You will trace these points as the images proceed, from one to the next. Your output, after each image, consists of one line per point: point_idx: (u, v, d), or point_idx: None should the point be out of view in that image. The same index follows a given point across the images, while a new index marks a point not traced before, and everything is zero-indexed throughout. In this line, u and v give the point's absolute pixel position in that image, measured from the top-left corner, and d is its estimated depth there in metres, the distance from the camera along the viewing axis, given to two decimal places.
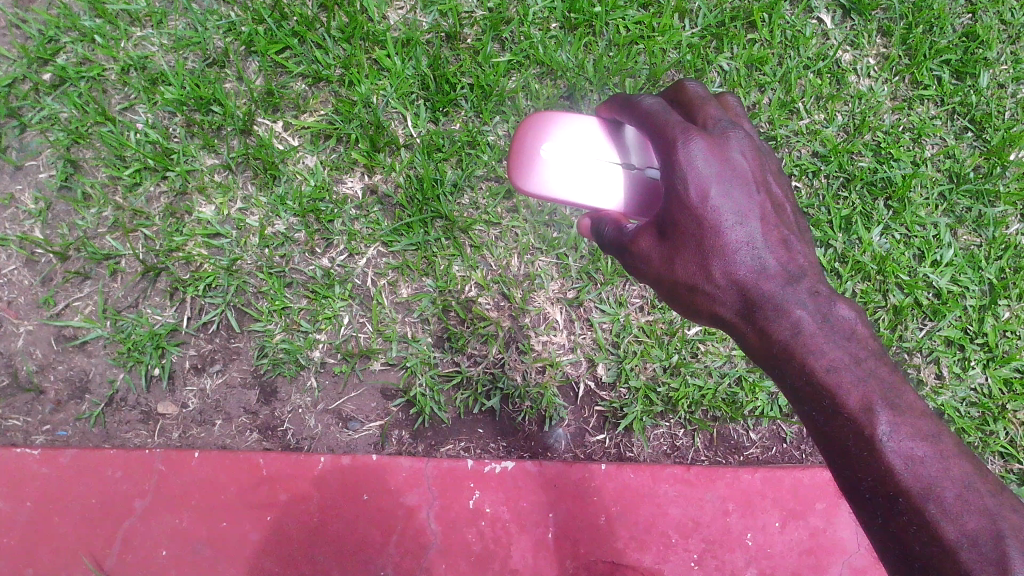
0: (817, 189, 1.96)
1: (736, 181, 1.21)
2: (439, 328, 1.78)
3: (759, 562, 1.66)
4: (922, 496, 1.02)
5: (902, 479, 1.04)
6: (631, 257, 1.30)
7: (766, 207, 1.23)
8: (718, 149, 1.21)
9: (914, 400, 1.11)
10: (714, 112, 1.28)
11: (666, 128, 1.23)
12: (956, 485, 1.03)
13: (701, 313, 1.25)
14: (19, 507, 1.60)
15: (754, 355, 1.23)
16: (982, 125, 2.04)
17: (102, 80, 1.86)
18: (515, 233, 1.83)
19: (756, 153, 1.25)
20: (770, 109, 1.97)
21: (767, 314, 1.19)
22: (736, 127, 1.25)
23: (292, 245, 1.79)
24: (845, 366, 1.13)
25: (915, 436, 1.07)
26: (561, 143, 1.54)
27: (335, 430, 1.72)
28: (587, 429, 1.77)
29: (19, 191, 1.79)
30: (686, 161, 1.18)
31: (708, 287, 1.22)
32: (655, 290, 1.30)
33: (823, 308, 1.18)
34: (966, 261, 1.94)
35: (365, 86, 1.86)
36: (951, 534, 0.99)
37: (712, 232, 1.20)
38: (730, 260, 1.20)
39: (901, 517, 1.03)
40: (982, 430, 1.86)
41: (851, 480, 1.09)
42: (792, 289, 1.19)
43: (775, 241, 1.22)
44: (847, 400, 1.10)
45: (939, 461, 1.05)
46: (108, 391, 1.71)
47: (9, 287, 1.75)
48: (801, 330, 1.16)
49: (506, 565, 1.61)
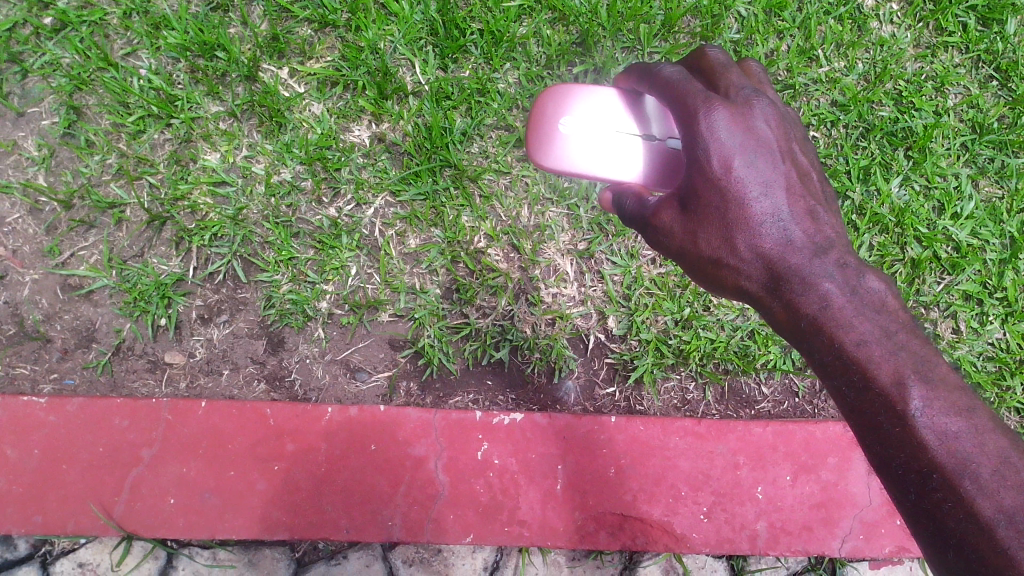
0: (835, 140, 1.91)
1: (759, 150, 1.18)
2: (447, 280, 1.76)
3: (769, 515, 1.65)
4: (956, 471, 1.00)
5: (936, 454, 1.01)
6: (653, 230, 1.28)
7: (793, 176, 1.21)
8: (740, 119, 1.18)
9: (946, 373, 1.08)
10: (737, 79, 1.25)
11: (688, 98, 1.20)
12: (991, 461, 1.00)
13: (725, 287, 1.23)
14: (26, 454, 1.59)
15: (781, 329, 1.21)
16: (1008, 73, 1.97)
17: (104, 25, 1.82)
18: (525, 182, 1.80)
19: (781, 121, 1.22)
20: (789, 56, 1.91)
21: (793, 288, 1.16)
22: (759, 94, 1.23)
23: (299, 194, 1.77)
24: (875, 341, 1.10)
25: (947, 410, 1.03)
26: (581, 117, 1.52)
27: (343, 380, 1.70)
28: (597, 382, 1.75)
29: (21, 138, 1.77)
30: (707, 131, 1.17)
31: (733, 260, 1.19)
32: (678, 265, 1.28)
33: (852, 280, 1.15)
34: (987, 214, 1.89)
35: (372, 31, 1.83)
36: (987, 510, 0.97)
37: (736, 203, 1.17)
38: (756, 233, 1.18)
39: (935, 493, 1.00)
40: (999, 386, 1.82)
41: (882, 454, 1.07)
42: (819, 261, 1.16)
43: (801, 211, 1.20)
44: (878, 374, 1.08)
45: (973, 436, 1.02)
46: (115, 341, 1.70)
47: (14, 236, 1.73)
48: (830, 304, 1.13)
49: (514, 516, 1.62)
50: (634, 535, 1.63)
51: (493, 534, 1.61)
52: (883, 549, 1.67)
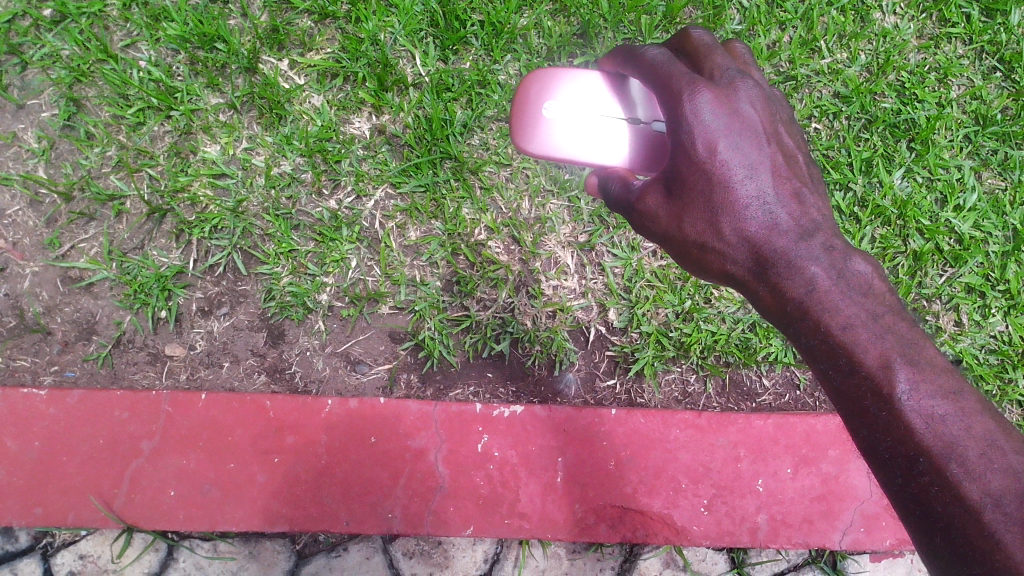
0: (837, 131, 1.90)
1: (744, 133, 1.18)
2: (448, 273, 1.75)
3: (769, 508, 1.65)
4: (943, 455, 0.99)
5: (922, 437, 1.01)
6: (638, 215, 1.27)
7: (777, 158, 1.21)
8: (725, 101, 1.18)
9: (934, 355, 1.07)
10: (721, 61, 1.24)
11: (672, 81, 1.20)
12: (979, 444, 0.99)
13: (712, 273, 1.23)
14: (27, 446, 1.59)
15: (768, 315, 1.21)
16: (1012, 64, 1.96)
17: (103, 16, 1.81)
18: (526, 174, 1.79)
19: (765, 103, 1.22)
20: (791, 47, 1.90)
21: (779, 272, 1.16)
22: (744, 76, 1.22)
23: (299, 186, 1.76)
24: (862, 324, 1.09)
25: (935, 394, 1.03)
26: (565, 101, 1.51)
27: (343, 373, 1.70)
28: (598, 375, 1.75)
29: (21, 129, 1.76)
30: (691, 114, 1.16)
31: (718, 244, 1.19)
32: (663, 249, 1.28)
33: (838, 262, 1.15)
34: (990, 206, 1.88)
35: (372, 23, 1.82)
36: (974, 493, 0.96)
37: (720, 186, 1.17)
38: (740, 216, 1.17)
39: (922, 477, 1.00)
40: (1001, 378, 1.81)
41: (869, 439, 1.06)
42: (805, 245, 1.16)
43: (787, 194, 1.20)
44: (865, 358, 1.07)
45: (960, 419, 1.01)
46: (115, 333, 1.70)
47: (14, 228, 1.73)
48: (816, 287, 1.13)
49: (515, 509, 1.62)
50: (634, 528, 1.63)
51: (493, 526, 1.62)
52: (883, 542, 1.67)
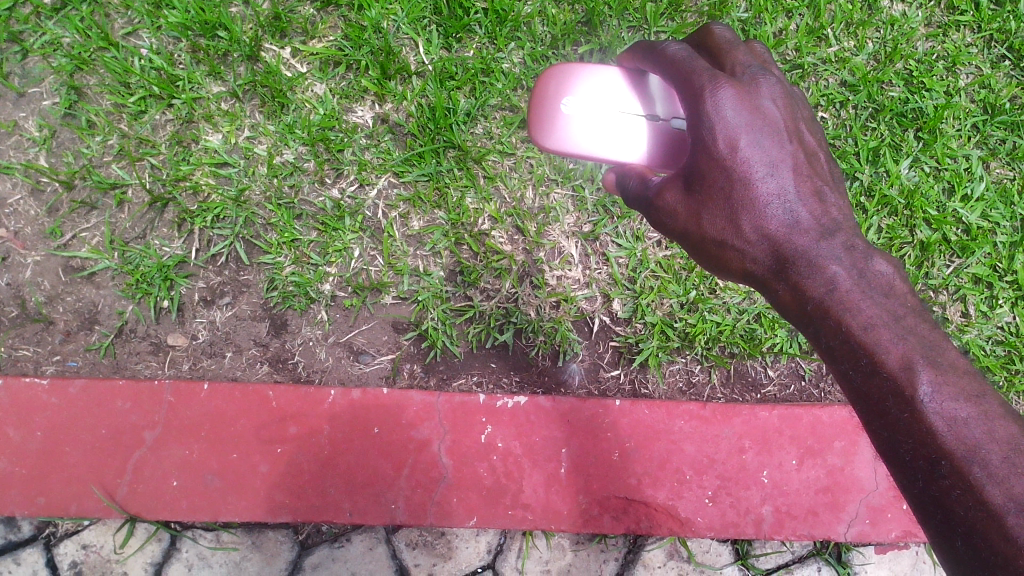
0: (844, 120, 1.88)
1: (766, 130, 1.17)
2: (451, 262, 1.74)
3: (775, 499, 1.65)
4: (965, 458, 0.97)
5: (943, 440, 0.99)
6: (656, 212, 1.26)
7: (799, 156, 1.20)
8: (747, 98, 1.17)
9: (955, 358, 1.06)
10: (743, 56, 1.22)
11: (693, 77, 1.18)
12: (1002, 447, 0.97)
13: (730, 270, 1.22)
14: (29, 436, 1.59)
15: (786, 313, 1.20)
16: (1021, 53, 1.95)
17: (103, 4, 1.79)
18: (529, 164, 1.78)
19: (788, 101, 1.21)
20: (798, 35, 1.89)
21: (800, 270, 1.15)
22: (766, 72, 1.21)
23: (302, 175, 1.75)
24: (884, 324, 1.08)
25: (957, 396, 1.01)
26: (584, 97, 1.49)
27: (346, 362, 1.69)
28: (602, 365, 1.74)
29: (22, 118, 1.75)
30: (713, 111, 1.15)
31: (738, 242, 1.18)
32: (680, 246, 1.26)
33: (859, 262, 1.14)
34: (998, 196, 1.87)
35: (375, 10, 1.80)
36: (996, 498, 0.94)
37: (741, 183, 1.16)
38: (760, 214, 1.16)
39: (943, 480, 0.98)
40: (1008, 369, 1.80)
41: (889, 441, 1.05)
42: (826, 243, 1.15)
43: (807, 192, 1.19)
44: (886, 359, 1.06)
45: (982, 422, 0.99)
46: (117, 322, 1.69)
47: (16, 217, 1.72)
48: (837, 287, 1.12)
49: (518, 499, 1.61)
50: (638, 519, 1.62)
51: (497, 517, 1.61)
52: (889, 534, 1.67)
